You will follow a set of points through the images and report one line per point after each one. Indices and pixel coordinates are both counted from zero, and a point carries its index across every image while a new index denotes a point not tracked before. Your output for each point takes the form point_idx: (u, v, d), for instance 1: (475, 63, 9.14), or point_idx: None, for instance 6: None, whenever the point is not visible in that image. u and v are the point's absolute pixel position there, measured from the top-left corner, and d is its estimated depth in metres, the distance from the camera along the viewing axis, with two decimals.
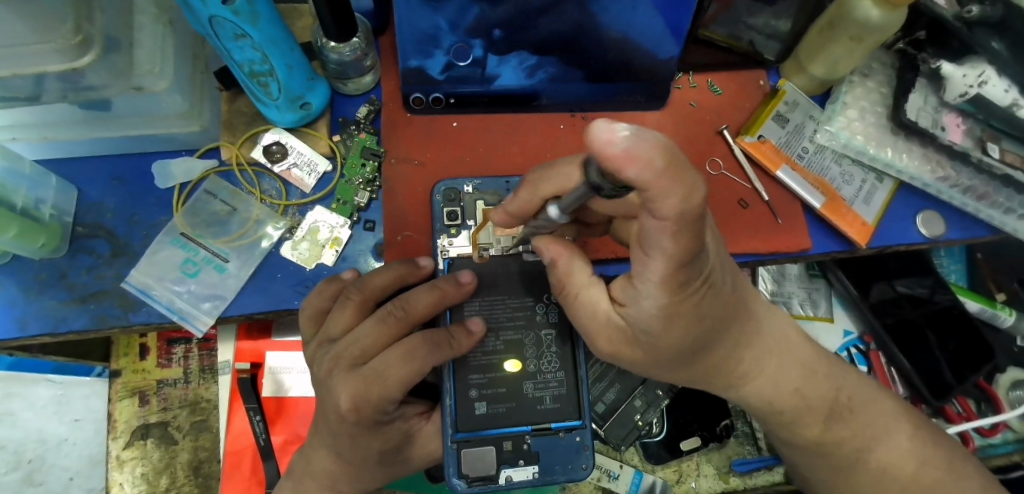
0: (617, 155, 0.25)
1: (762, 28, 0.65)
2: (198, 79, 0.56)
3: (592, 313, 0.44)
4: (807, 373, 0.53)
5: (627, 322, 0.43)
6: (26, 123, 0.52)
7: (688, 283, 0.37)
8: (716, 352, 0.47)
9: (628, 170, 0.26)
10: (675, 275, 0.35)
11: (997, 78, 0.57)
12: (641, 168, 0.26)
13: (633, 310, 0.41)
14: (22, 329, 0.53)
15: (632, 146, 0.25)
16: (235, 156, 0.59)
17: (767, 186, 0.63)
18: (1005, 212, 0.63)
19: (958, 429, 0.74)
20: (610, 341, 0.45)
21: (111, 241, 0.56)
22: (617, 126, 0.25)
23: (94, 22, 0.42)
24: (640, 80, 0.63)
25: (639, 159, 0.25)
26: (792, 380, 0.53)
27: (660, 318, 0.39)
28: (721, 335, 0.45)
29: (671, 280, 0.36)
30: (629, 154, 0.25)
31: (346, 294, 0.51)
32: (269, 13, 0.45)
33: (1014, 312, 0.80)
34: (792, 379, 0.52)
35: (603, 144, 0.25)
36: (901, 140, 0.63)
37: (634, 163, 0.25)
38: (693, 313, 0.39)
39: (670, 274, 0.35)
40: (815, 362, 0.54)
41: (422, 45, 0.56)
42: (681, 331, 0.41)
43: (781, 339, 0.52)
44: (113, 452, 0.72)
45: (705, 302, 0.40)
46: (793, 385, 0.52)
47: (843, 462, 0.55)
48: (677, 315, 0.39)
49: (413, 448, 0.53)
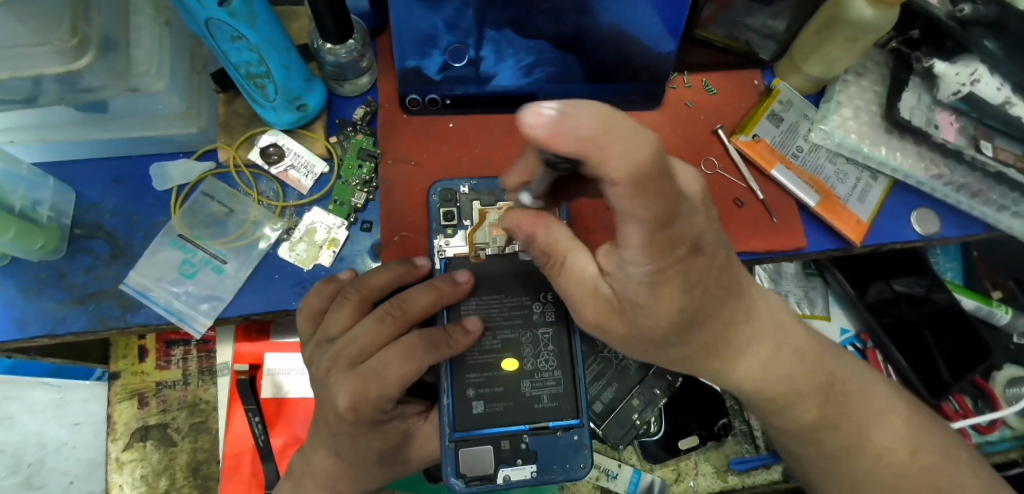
0: (545, 134, 0.25)
1: (760, 28, 0.65)
2: (195, 80, 0.56)
3: (580, 279, 0.45)
4: (801, 358, 0.53)
5: (614, 290, 0.44)
6: (24, 125, 0.52)
7: (673, 244, 0.35)
8: (705, 330, 0.46)
9: (559, 148, 0.26)
10: (656, 239, 0.33)
11: (989, 76, 0.57)
12: (569, 143, 0.26)
13: (620, 279, 0.41)
14: (21, 330, 0.53)
15: (558, 123, 0.25)
16: (233, 158, 0.59)
17: (762, 185, 0.64)
18: (999, 210, 0.64)
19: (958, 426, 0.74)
20: (597, 310, 0.46)
21: (110, 241, 0.56)
22: (542, 105, 0.25)
23: (91, 23, 0.42)
24: (635, 80, 0.63)
25: (571, 141, 0.25)
26: (788, 366, 0.52)
27: (647, 286, 0.39)
28: (716, 306, 0.44)
29: (653, 244, 0.34)
30: (556, 132, 0.25)
31: (344, 294, 0.51)
32: (266, 15, 0.45)
33: (1011, 309, 0.80)
34: (792, 371, 0.52)
35: (529, 126, 0.25)
36: (895, 139, 0.63)
37: (562, 141, 0.25)
38: (681, 280, 0.39)
39: (649, 239, 0.33)
40: (810, 347, 0.54)
41: (420, 44, 0.57)
42: (671, 300, 0.40)
43: (775, 325, 0.51)
44: (113, 454, 0.72)
45: (693, 268, 0.39)
46: (789, 372, 0.52)
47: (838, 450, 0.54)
48: (665, 279, 0.38)
49: (412, 447, 0.53)
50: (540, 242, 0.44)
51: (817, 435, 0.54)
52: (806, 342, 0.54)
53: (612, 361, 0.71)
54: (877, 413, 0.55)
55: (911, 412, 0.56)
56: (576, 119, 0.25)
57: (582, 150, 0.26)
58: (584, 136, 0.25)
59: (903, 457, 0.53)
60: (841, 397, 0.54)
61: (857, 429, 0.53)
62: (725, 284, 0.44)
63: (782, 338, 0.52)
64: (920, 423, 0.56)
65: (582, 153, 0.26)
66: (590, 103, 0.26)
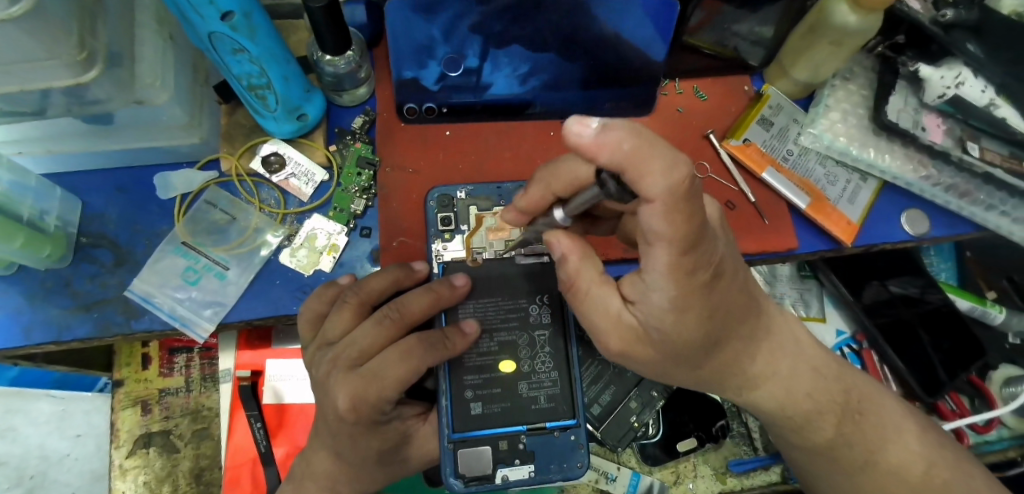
0: (588, 143, 0.31)
1: (747, 34, 0.66)
2: (198, 91, 0.58)
3: (603, 311, 0.44)
4: (818, 375, 0.53)
5: (639, 320, 0.43)
6: (32, 137, 0.53)
7: (696, 270, 0.37)
8: (732, 343, 0.46)
9: (600, 156, 0.31)
10: (681, 263, 0.36)
11: (973, 78, 0.59)
12: (609, 153, 0.31)
13: (644, 306, 0.41)
14: (28, 337, 0.54)
15: (600, 135, 0.31)
16: (234, 167, 0.60)
17: (753, 188, 0.65)
18: (987, 209, 0.65)
19: (956, 425, 0.74)
20: (621, 339, 0.44)
21: (115, 249, 0.58)
22: (588, 120, 0.31)
23: (98, 37, 0.44)
24: (627, 86, 0.65)
25: (613, 152, 0.30)
26: (804, 384, 0.52)
27: (673, 311, 0.39)
28: (737, 326, 0.45)
29: (679, 267, 0.36)
30: (598, 142, 0.31)
31: (343, 298, 0.53)
32: (266, 27, 0.47)
33: (1004, 309, 0.81)
34: (803, 377, 0.52)
35: (575, 134, 0.31)
36: (883, 141, 0.65)
37: (603, 149, 0.31)
38: (704, 306, 0.39)
39: (675, 262, 0.36)
40: (825, 365, 0.54)
41: (417, 55, 0.60)
42: (693, 326, 0.41)
43: (790, 337, 0.52)
44: (116, 462, 0.73)
45: (716, 292, 0.40)
46: (808, 390, 0.52)
47: (855, 468, 0.54)
48: (690, 304, 0.39)
49: (411, 448, 0.54)
50: (569, 267, 0.45)
51: (835, 448, 0.54)
52: (819, 349, 0.54)
53: (611, 363, 0.72)
54: (873, 411, 0.55)
55: (917, 420, 0.56)
56: (621, 134, 0.30)
57: (622, 162, 0.31)
58: (625, 148, 0.30)
59: (917, 473, 0.53)
60: (856, 413, 0.54)
61: (863, 436, 0.54)
62: (744, 304, 0.44)
63: (799, 352, 0.52)
64: (933, 441, 0.55)
65: (621, 165, 0.31)
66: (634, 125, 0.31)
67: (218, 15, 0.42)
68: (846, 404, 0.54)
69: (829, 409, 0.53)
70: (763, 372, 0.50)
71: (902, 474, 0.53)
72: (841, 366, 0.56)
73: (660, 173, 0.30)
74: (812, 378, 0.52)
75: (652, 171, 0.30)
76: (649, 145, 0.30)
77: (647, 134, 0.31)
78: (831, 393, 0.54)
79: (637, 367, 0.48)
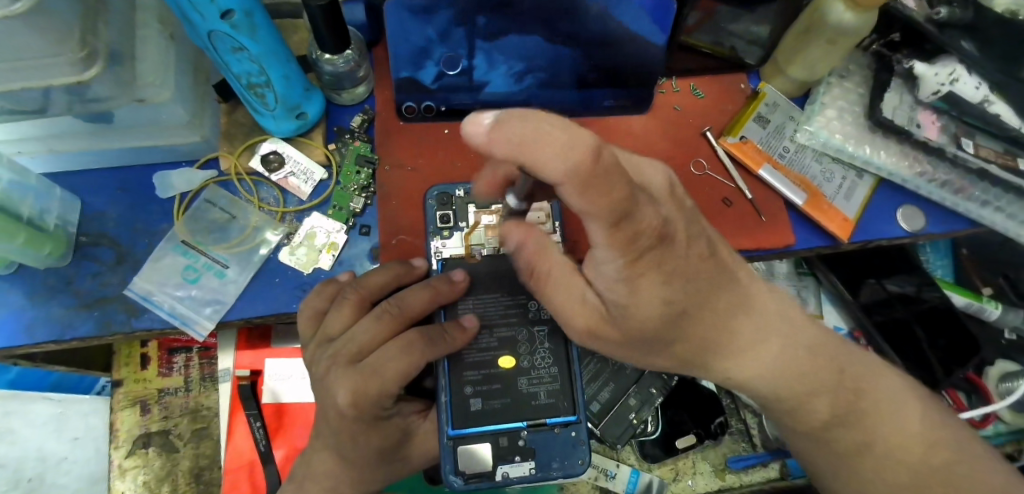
0: (482, 137, 0.29)
1: (743, 33, 0.68)
2: (199, 91, 0.58)
3: (567, 293, 0.45)
4: (814, 368, 0.52)
5: (615, 302, 0.43)
6: (32, 136, 0.54)
7: (636, 238, 0.34)
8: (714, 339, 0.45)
9: (494, 150, 0.29)
10: (616, 235, 0.33)
11: (968, 75, 0.59)
12: (501, 144, 0.28)
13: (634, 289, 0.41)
14: (29, 336, 0.54)
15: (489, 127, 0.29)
16: (234, 166, 0.61)
17: (751, 185, 0.65)
18: (982, 205, 0.65)
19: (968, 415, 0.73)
20: (599, 319, 0.45)
21: (115, 248, 0.58)
22: (481, 117, 0.30)
23: (100, 36, 0.44)
24: (625, 86, 0.66)
25: (504, 142, 0.28)
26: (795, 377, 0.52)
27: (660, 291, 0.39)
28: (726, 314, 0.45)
29: (615, 240, 0.33)
30: (490, 136, 0.29)
31: (343, 295, 0.53)
32: (266, 25, 0.47)
33: (1000, 305, 0.81)
34: (803, 359, 0.51)
35: (470, 134, 0.30)
36: (879, 138, 0.65)
37: (494, 143, 0.29)
38: (657, 271, 0.39)
39: (610, 235, 0.33)
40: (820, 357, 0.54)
41: (414, 57, 0.61)
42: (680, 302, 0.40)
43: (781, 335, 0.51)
44: (115, 461, 0.73)
45: (668, 259, 0.39)
46: (801, 381, 0.51)
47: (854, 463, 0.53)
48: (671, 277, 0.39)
49: (412, 445, 0.54)
50: (526, 254, 0.45)
51: (837, 442, 0.53)
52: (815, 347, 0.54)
53: (609, 362, 0.71)
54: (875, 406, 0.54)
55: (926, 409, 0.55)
56: (507, 126, 0.28)
57: (513, 153, 0.28)
58: (514, 139, 0.28)
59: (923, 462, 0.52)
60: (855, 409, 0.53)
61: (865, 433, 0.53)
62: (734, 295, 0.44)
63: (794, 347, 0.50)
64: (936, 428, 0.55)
65: (514, 154, 0.28)
66: (529, 111, 0.28)
67: (218, 14, 0.42)
68: (848, 403, 0.52)
69: (829, 403, 0.52)
70: (757, 363, 0.49)
71: (902, 462, 0.52)
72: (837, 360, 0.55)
73: (558, 151, 0.27)
74: (818, 350, 0.51)
75: (546, 157, 0.27)
76: (536, 129, 0.27)
77: (538, 117, 0.28)
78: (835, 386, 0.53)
79: (636, 357, 0.48)
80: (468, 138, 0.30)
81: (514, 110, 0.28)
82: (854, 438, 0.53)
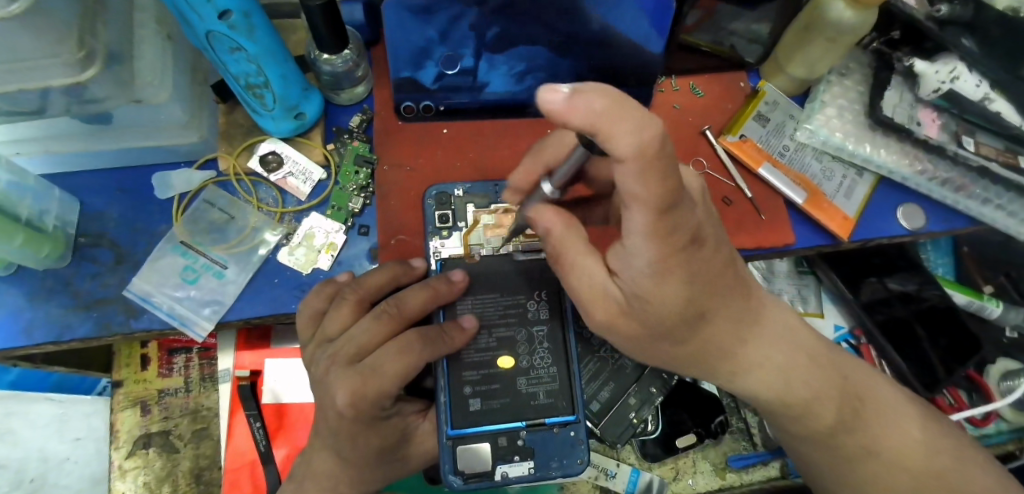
0: (559, 106, 0.29)
1: (744, 32, 0.67)
2: (197, 92, 0.58)
3: (588, 282, 0.44)
4: (814, 366, 0.52)
5: (627, 305, 0.43)
6: (31, 137, 0.54)
7: (675, 231, 0.36)
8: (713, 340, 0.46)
9: (570, 119, 0.29)
10: (659, 224, 0.35)
11: (967, 74, 0.59)
12: (581, 114, 0.29)
13: (633, 283, 0.41)
14: (28, 337, 0.54)
15: (569, 98, 0.29)
16: (233, 167, 0.60)
17: (750, 184, 0.65)
18: (983, 203, 0.65)
19: (961, 415, 0.73)
20: (607, 312, 0.45)
21: (114, 249, 0.58)
22: (558, 85, 0.30)
23: (97, 36, 0.44)
24: (625, 85, 0.66)
25: (583, 114, 0.29)
26: (794, 376, 0.52)
27: (657, 286, 0.40)
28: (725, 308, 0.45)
29: (657, 229, 0.35)
30: (569, 105, 0.29)
31: (343, 295, 0.53)
32: (265, 26, 0.47)
33: (1001, 303, 0.81)
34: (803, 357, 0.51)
35: (545, 100, 0.30)
36: (879, 136, 0.65)
37: (574, 112, 0.29)
38: (657, 268, 0.38)
39: (654, 224, 0.35)
40: (820, 355, 0.53)
41: (415, 57, 0.61)
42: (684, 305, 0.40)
43: (782, 335, 0.51)
44: (115, 462, 0.73)
45: (694, 260, 0.40)
46: (800, 380, 0.51)
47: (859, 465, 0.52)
48: (676, 280, 0.39)
49: (411, 445, 0.54)
50: (553, 239, 0.44)
51: (838, 440, 0.53)
52: (815, 346, 0.53)
53: (609, 360, 0.70)
54: (877, 406, 0.54)
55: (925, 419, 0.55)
56: (588, 97, 0.29)
57: (593, 123, 0.29)
58: (596, 108, 0.29)
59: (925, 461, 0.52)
60: (857, 410, 0.53)
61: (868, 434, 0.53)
62: (731, 297, 0.45)
63: (787, 348, 0.51)
64: (938, 428, 0.55)
65: (592, 126, 0.29)
66: (605, 87, 0.29)
67: (216, 14, 0.42)
68: (844, 404, 0.53)
69: (829, 401, 0.52)
70: (757, 361, 0.49)
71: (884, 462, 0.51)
72: (838, 359, 0.55)
73: (631, 132, 0.29)
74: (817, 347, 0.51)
75: (621, 132, 0.29)
76: (617, 105, 0.29)
77: (617, 95, 0.29)
78: (835, 385, 0.53)
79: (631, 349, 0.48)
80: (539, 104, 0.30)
81: (593, 84, 0.30)
82: (860, 436, 0.52)
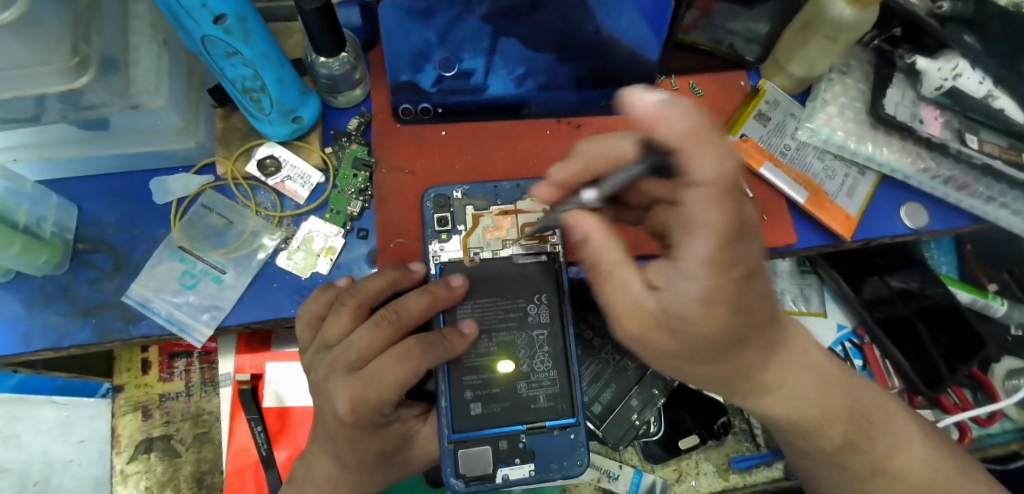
0: (648, 113, 0.32)
1: (742, 32, 0.67)
2: (193, 96, 0.58)
3: (623, 291, 0.41)
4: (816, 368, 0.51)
5: (662, 307, 0.39)
6: (28, 144, 0.54)
7: (734, 263, 0.34)
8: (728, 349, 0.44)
9: (656, 127, 0.32)
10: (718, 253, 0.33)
11: (971, 70, 0.58)
12: (668, 126, 0.32)
13: (671, 294, 0.38)
14: (27, 344, 0.54)
15: (659, 107, 0.32)
16: (230, 172, 0.60)
17: (752, 184, 0.64)
18: (986, 201, 0.64)
19: (944, 422, 0.72)
20: (639, 324, 0.41)
21: (112, 254, 0.58)
22: (649, 95, 0.33)
23: (92, 43, 0.44)
24: (624, 85, 0.65)
25: (670, 127, 0.32)
26: None
27: (699, 302, 0.36)
28: (759, 332, 0.42)
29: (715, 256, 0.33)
30: (657, 113, 0.32)
31: (341, 301, 0.52)
32: (261, 30, 0.47)
33: (1006, 301, 0.80)
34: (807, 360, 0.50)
35: (638, 105, 0.33)
36: (881, 134, 0.64)
37: (660, 121, 0.32)
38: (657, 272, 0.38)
39: (715, 252, 0.33)
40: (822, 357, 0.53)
41: (414, 60, 0.60)
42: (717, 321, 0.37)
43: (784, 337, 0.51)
44: (118, 467, 0.73)
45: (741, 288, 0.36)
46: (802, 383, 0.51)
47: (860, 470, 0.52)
48: (719, 298, 0.36)
49: (411, 449, 0.54)
50: (592, 247, 0.43)
51: (841, 444, 0.52)
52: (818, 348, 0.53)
53: (611, 362, 0.71)
54: (879, 407, 0.54)
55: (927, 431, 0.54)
56: (676, 115, 0.32)
57: (675, 138, 0.32)
58: (683, 128, 0.32)
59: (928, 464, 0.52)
60: (857, 413, 0.53)
61: (869, 436, 0.52)
62: None
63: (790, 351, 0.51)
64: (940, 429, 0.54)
65: (677, 143, 0.32)
66: (695, 108, 0.32)
67: (212, 19, 0.42)
68: (846, 405, 0.53)
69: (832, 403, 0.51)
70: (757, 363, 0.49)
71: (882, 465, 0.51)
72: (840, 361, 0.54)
73: (713, 156, 0.31)
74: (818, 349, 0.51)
75: (703, 155, 0.32)
76: (700, 129, 0.32)
77: (705, 119, 0.32)
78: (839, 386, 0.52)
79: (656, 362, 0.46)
80: (630, 109, 0.34)
81: (684, 103, 0.32)
82: (863, 438, 0.52)
